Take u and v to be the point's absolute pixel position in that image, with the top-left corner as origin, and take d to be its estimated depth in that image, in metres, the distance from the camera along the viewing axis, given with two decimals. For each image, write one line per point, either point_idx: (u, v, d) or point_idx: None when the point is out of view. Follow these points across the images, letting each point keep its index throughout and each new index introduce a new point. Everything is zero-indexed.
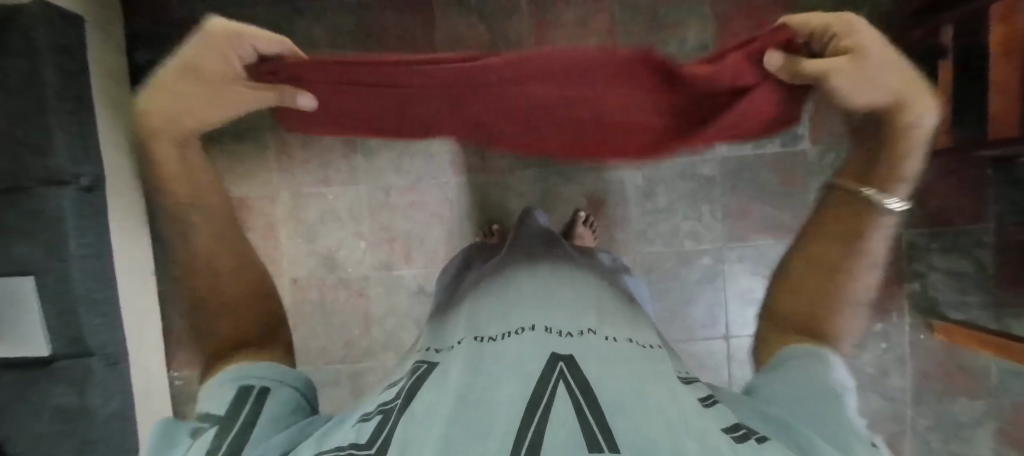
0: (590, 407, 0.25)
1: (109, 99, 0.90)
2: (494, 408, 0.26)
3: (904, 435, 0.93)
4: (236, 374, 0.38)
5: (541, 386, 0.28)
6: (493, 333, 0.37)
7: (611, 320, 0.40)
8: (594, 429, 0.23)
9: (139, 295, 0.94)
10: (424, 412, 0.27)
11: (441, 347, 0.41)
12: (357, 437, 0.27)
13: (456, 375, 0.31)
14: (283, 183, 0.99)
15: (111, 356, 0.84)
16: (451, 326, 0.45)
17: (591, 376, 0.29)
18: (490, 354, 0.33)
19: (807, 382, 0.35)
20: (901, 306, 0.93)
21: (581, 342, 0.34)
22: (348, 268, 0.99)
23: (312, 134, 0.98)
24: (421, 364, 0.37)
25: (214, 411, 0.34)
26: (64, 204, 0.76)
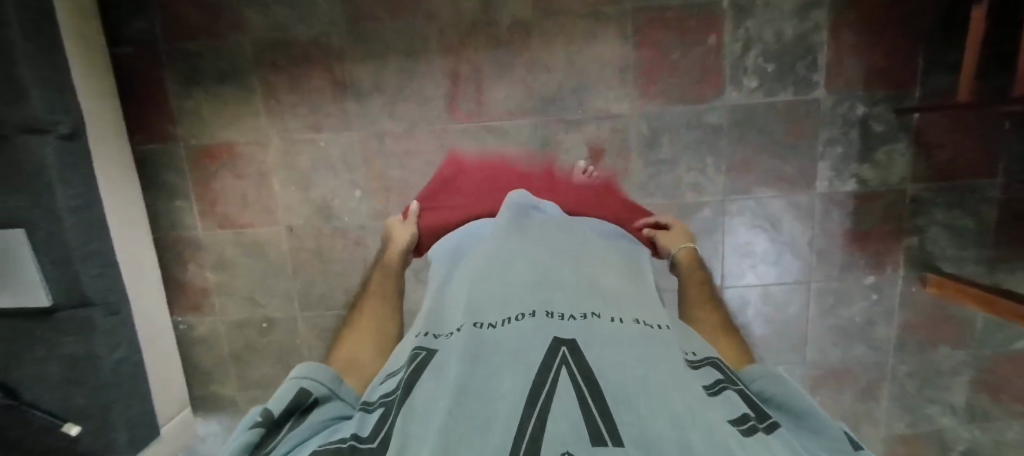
0: (593, 397, 0.25)
1: (79, 37, 0.84)
2: (495, 403, 0.25)
3: (883, 381, 0.98)
4: (304, 372, 0.36)
5: (542, 376, 0.27)
6: (491, 320, 0.33)
7: (617, 302, 0.37)
8: (597, 423, 0.23)
9: (135, 243, 0.94)
10: (422, 404, 0.26)
11: (439, 332, 0.35)
12: (359, 429, 0.28)
13: (454, 364, 0.29)
14: (272, 129, 0.95)
15: (113, 305, 0.85)
16: (449, 300, 0.40)
17: (594, 365, 0.28)
18: (489, 344, 0.31)
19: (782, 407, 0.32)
20: (897, 260, 0.94)
21: (586, 331, 0.31)
22: (344, 217, 0.97)
23: (300, 77, 0.93)
24: (419, 351, 0.33)
25: (272, 405, 0.32)
26: (47, 154, 0.74)
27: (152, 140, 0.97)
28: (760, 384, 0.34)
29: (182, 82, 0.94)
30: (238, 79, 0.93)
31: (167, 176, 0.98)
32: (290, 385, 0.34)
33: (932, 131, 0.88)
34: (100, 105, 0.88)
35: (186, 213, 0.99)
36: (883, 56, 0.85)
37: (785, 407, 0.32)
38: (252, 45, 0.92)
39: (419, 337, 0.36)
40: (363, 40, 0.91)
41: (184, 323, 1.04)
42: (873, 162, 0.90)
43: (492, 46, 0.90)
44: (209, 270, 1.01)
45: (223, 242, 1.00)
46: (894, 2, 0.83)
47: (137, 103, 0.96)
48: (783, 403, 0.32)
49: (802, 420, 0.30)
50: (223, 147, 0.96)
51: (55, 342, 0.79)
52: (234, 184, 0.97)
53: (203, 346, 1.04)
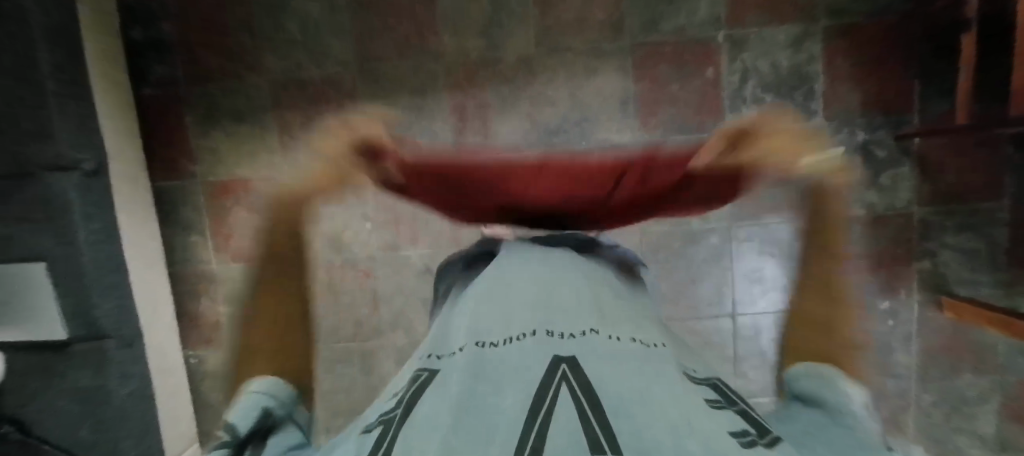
0: (591, 407, 0.25)
1: (106, 82, 0.89)
2: (496, 415, 0.25)
3: (907, 410, 0.94)
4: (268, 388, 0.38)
5: (542, 390, 0.27)
6: (492, 339, 0.34)
7: (616, 320, 0.37)
8: (596, 431, 0.22)
9: (150, 276, 0.96)
10: (423, 422, 0.27)
11: (443, 353, 0.36)
12: (359, 449, 0.28)
13: (455, 383, 0.29)
14: (287, 164, 0.98)
15: (127, 337, 0.85)
16: (453, 323, 0.41)
17: (594, 378, 0.28)
18: (490, 362, 0.31)
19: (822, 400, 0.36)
20: (910, 284, 0.92)
21: (585, 347, 0.32)
22: (354, 249, 0.99)
23: (314, 115, 0.97)
24: (422, 372, 0.34)
25: (237, 421, 0.33)
26: (71, 191, 0.77)
27: (171, 178, 1.00)
28: (808, 385, 0.38)
29: (202, 122, 0.99)
30: (254, 118, 0.98)
31: (184, 212, 1.01)
32: (252, 397, 0.36)
33: (934, 155, 0.88)
34: (123, 144, 0.92)
35: (201, 247, 1.02)
36: (879, 83, 0.87)
37: (824, 403, 0.36)
38: (269, 86, 0.97)
39: (424, 359, 0.37)
40: (374, 80, 0.95)
41: (194, 357, 1.04)
42: (878, 185, 0.90)
43: (497, 82, 0.94)
44: (221, 304, 1.03)
45: (236, 275, 1.02)
46: (886, 32, 0.85)
47: (158, 143, 1.00)
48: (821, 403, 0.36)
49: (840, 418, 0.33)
50: (239, 182, 0.99)
51: (69, 375, 0.82)
52: (248, 217, 1.00)
53: (212, 381, 1.04)
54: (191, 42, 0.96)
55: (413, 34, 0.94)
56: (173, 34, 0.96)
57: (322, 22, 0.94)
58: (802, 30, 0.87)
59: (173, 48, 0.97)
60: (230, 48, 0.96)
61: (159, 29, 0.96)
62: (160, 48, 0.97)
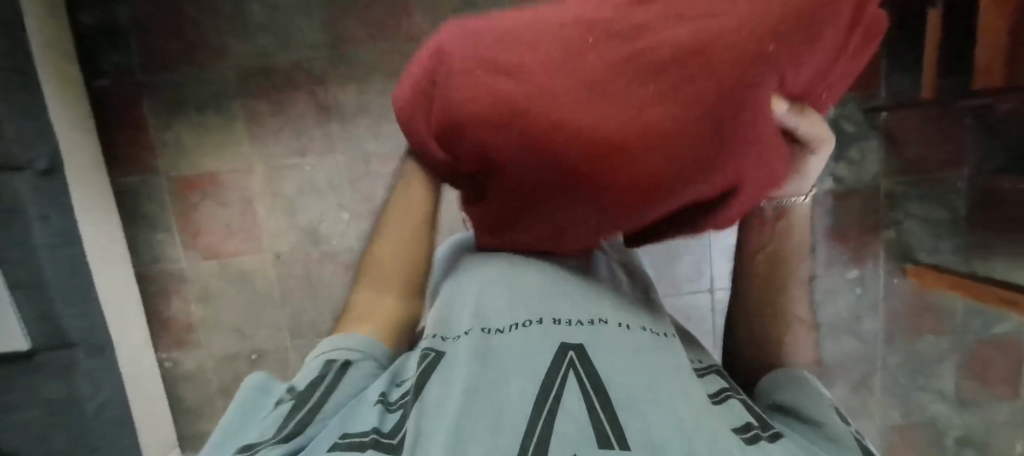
0: (599, 400, 0.29)
1: (54, 70, 0.82)
2: (505, 406, 0.28)
3: (874, 373, 1.00)
4: (331, 342, 0.40)
5: (551, 379, 0.29)
6: (499, 325, 0.33)
7: (623, 306, 0.37)
8: (605, 427, 0.27)
9: (117, 278, 0.91)
10: (437, 406, 0.29)
11: (448, 334, 0.35)
12: (380, 424, 0.31)
13: (463, 366, 0.30)
14: (256, 155, 0.94)
15: (95, 344, 0.82)
16: (453, 291, 0.39)
17: (603, 374, 0.30)
18: (497, 347, 0.31)
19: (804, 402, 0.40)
20: (877, 253, 0.97)
21: (592, 335, 0.32)
22: (333, 241, 0.96)
23: (283, 102, 0.93)
24: (428, 353, 0.34)
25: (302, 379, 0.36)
26: (23, 191, 0.72)
27: (132, 173, 0.95)
28: (788, 392, 0.42)
29: (164, 113, 0.93)
30: (219, 107, 0.93)
31: (149, 209, 0.96)
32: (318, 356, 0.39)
33: (900, 130, 0.92)
34: (77, 138, 0.86)
35: (169, 244, 0.97)
36: None
37: (798, 413, 0.40)
38: (234, 73, 0.92)
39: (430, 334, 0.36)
40: (345, 63, 0.92)
41: (169, 359, 1.00)
42: (849, 159, 0.93)
43: None
44: (194, 302, 0.99)
45: (208, 273, 0.97)
46: None
47: (117, 136, 0.94)
48: (803, 414, 0.40)
49: (818, 428, 0.38)
50: (207, 175, 0.95)
51: (35, 386, 0.77)
52: (219, 213, 0.96)
53: (188, 382, 1.01)
54: (148, 27, 0.90)
55: (385, 17, 0.91)
56: (126, 18, 0.90)
57: (289, 4, 0.90)
58: None
59: (128, 33, 0.91)
60: (190, 32, 0.90)
61: (110, 12, 0.90)
62: (112, 33, 0.91)
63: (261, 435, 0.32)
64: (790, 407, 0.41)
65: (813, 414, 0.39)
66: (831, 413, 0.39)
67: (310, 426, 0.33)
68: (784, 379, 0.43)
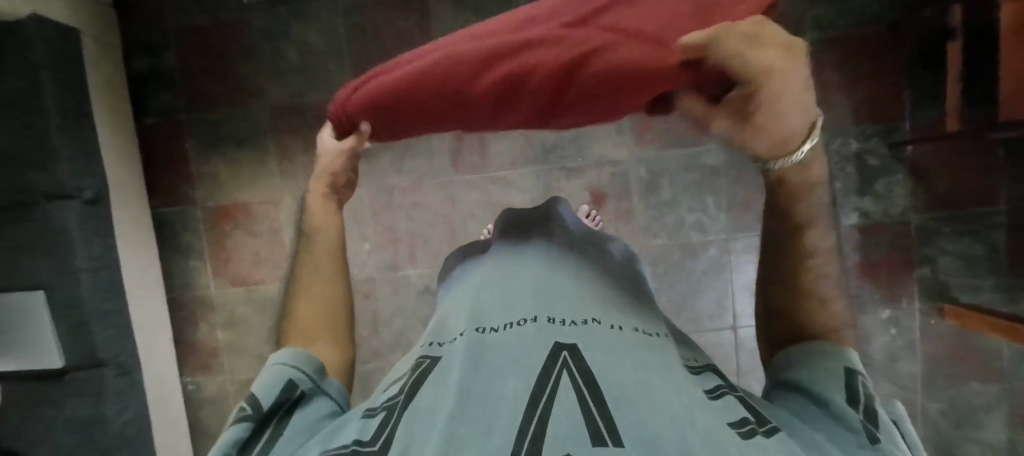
0: (593, 399, 0.26)
1: (107, 109, 0.90)
2: (496, 403, 0.27)
3: (916, 420, 0.93)
4: (288, 362, 0.38)
5: (546, 378, 0.29)
6: (493, 324, 0.36)
7: (616, 307, 0.39)
8: (599, 424, 0.24)
9: (150, 303, 0.95)
10: (428, 408, 0.29)
11: (444, 340, 0.39)
12: (361, 434, 0.30)
13: (456, 368, 0.31)
14: (285, 187, 0.99)
15: (124, 365, 0.84)
16: (451, 311, 0.44)
17: (594, 369, 0.29)
18: (491, 345, 0.33)
19: (816, 374, 0.33)
20: (911, 291, 0.92)
21: (586, 334, 0.34)
22: (353, 270, 0.99)
23: (312, 138, 0.98)
24: (423, 359, 0.38)
25: (261, 399, 0.35)
26: (71, 219, 0.78)
27: (171, 202, 1.01)
28: (802, 366, 0.35)
29: (201, 147, 1.00)
30: (253, 143, 0.99)
31: (184, 237, 1.01)
32: (274, 373, 0.37)
33: (928, 163, 0.89)
34: (123, 170, 0.93)
35: (200, 271, 1.01)
36: (868, 93, 0.88)
37: (807, 390, 0.33)
38: (268, 111, 0.98)
39: (426, 347, 0.40)
40: None
41: (193, 383, 1.02)
42: (874, 193, 0.90)
43: None
44: (219, 328, 1.02)
45: (235, 299, 1.01)
46: (871, 45, 0.87)
47: (158, 168, 1.01)
48: (808, 388, 0.33)
49: (826, 408, 0.30)
50: (240, 205, 1.00)
51: (66, 403, 0.80)
52: (248, 242, 1.00)
53: (210, 407, 1.02)
54: (190, 70, 0.98)
55: None
56: (174, 62, 0.99)
57: (321, 48, 0.97)
58: None
59: (175, 76, 0.99)
60: (230, 73, 0.98)
61: (161, 58, 0.99)
62: (161, 75, 0.99)
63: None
64: (797, 381, 0.34)
65: (817, 384, 0.32)
66: (837, 394, 0.30)
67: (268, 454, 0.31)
68: (797, 356, 0.36)
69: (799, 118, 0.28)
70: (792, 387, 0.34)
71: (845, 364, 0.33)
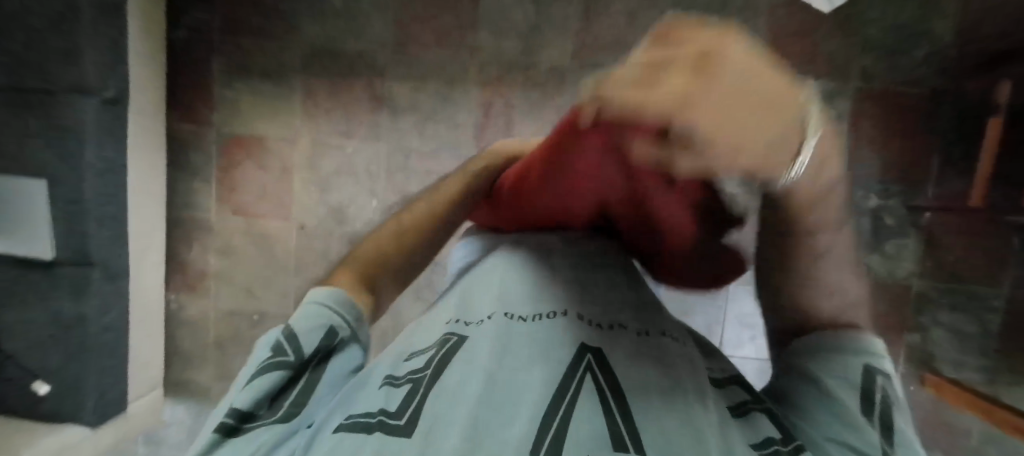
0: (616, 404, 0.29)
1: (142, 13, 0.89)
2: (519, 395, 0.29)
3: None
4: (330, 305, 0.38)
5: (570, 377, 0.30)
6: (522, 312, 0.36)
7: (643, 311, 0.40)
8: (620, 430, 0.27)
9: (148, 215, 0.94)
10: (455, 386, 0.30)
11: (470, 320, 0.39)
12: (386, 403, 0.31)
13: (487, 353, 0.32)
14: (305, 128, 0.98)
15: (112, 270, 0.83)
16: (475, 285, 0.45)
17: (618, 378, 0.31)
18: (519, 334, 0.34)
19: (845, 390, 0.34)
20: (899, 355, 0.93)
21: (611, 339, 0.35)
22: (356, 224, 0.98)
23: (341, 84, 0.97)
24: (450, 337, 0.37)
25: (304, 346, 0.35)
26: (88, 114, 0.77)
27: (188, 120, 1.00)
28: (831, 367, 0.35)
29: (229, 71, 0.99)
30: (281, 79, 0.98)
31: (195, 158, 1.00)
32: (314, 312, 0.37)
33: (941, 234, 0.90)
34: (147, 77, 0.92)
35: (203, 194, 1.01)
36: (898, 153, 0.88)
37: (834, 401, 0.34)
38: (302, 50, 0.97)
39: (450, 324, 0.40)
40: (407, 60, 0.96)
41: (176, 302, 1.02)
42: (883, 252, 0.91)
43: (528, 85, 0.94)
44: (212, 253, 1.01)
45: (233, 228, 1.00)
46: (911, 106, 0.87)
47: (182, 83, 0.99)
48: (838, 404, 0.34)
49: (853, 432, 0.32)
50: (257, 137, 0.99)
51: (48, 296, 0.80)
52: (257, 175, 0.99)
53: (188, 329, 1.02)
54: None
55: (454, 25, 0.95)
56: None
57: None
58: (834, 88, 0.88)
59: None
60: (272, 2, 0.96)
61: None
62: None
63: (260, 403, 0.32)
64: (824, 387, 0.35)
65: (845, 403, 0.33)
66: (865, 423, 0.32)
67: (309, 405, 0.34)
68: (823, 347, 0.35)
69: (758, 156, 0.13)
70: (815, 384, 0.35)
71: (868, 363, 0.34)
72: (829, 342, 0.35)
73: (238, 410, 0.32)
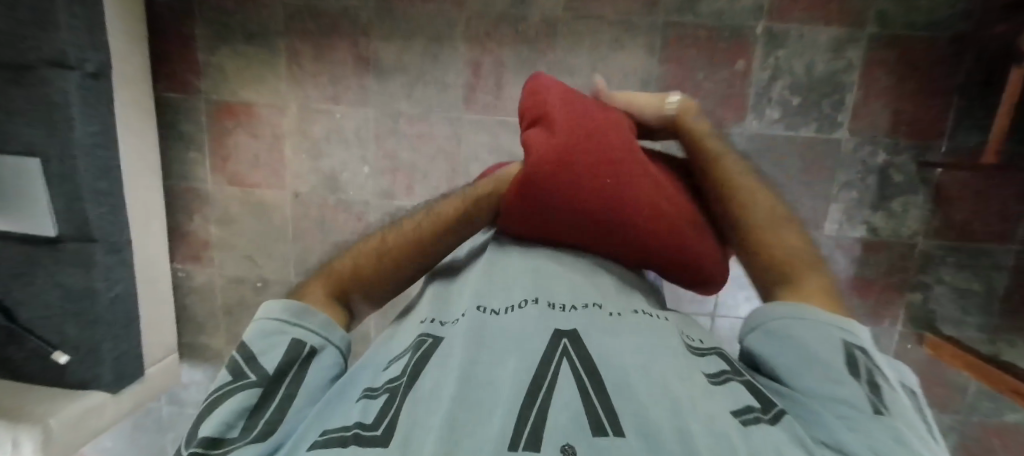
0: (592, 385, 0.29)
1: None
2: (497, 385, 0.29)
3: None
4: (290, 316, 0.39)
5: (545, 363, 0.31)
6: (495, 305, 0.40)
7: (612, 298, 0.43)
8: (598, 411, 0.27)
9: (147, 187, 0.96)
10: (429, 392, 0.29)
11: (445, 320, 0.40)
12: (363, 417, 0.29)
13: (458, 349, 0.33)
14: (292, 95, 0.96)
15: (115, 243, 0.86)
16: (456, 293, 0.46)
17: (591, 356, 0.33)
18: (490, 331, 0.36)
19: (815, 342, 0.34)
20: (896, 313, 0.92)
21: (584, 316, 0.38)
22: (349, 192, 0.98)
23: (325, 47, 0.94)
24: (425, 338, 0.37)
25: (263, 359, 0.36)
26: (70, 89, 0.76)
27: (176, 89, 0.99)
28: (799, 330, 0.35)
29: (212, 36, 0.96)
30: (264, 42, 0.95)
31: (186, 127, 1.00)
32: (272, 327, 0.38)
33: (953, 189, 0.85)
34: (130, 47, 0.90)
35: (198, 164, 1.01)
36: (909, 107, 0.83)
37: (804, 353, 0.34)
38: (283, 10, 0.93)
39: (425, 324, 0.41)
40: (392, 18, 0.92)
41: (183, 270, 1.05)
42: (888, 210, 0.87)
43: (518, 41, 0.90)
44: (212, 222, 1.03)
45: (230, 197, 1.01)
46: (930, 56, 0.81)
47: (166, 51, 0.97)
48: (810, 353, 0.34)
49: (830, 380, 0.32)
50: (245, 104, 0.98)
51: (56, 270, 0.83)
52: (248, 144, 0.99)
53: (196, 296, 1.06)
54: None
55: None
56: None
57: None
58: (846, 36, 0.82)
59: None
60: None
61: None
62: None
63: (231, 426, 0.31)
64: (789, 338, 0.36)
65: (818, 351, 0.34)
66: (851, 385, 0.31)
67: (287, 419, 0.33)
68: (783, 316, 0.37)
69: None
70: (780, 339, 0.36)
71: (847, 339, 0.34)
72: (799, 313, 0.36)
73: (205, 438, 0.30)
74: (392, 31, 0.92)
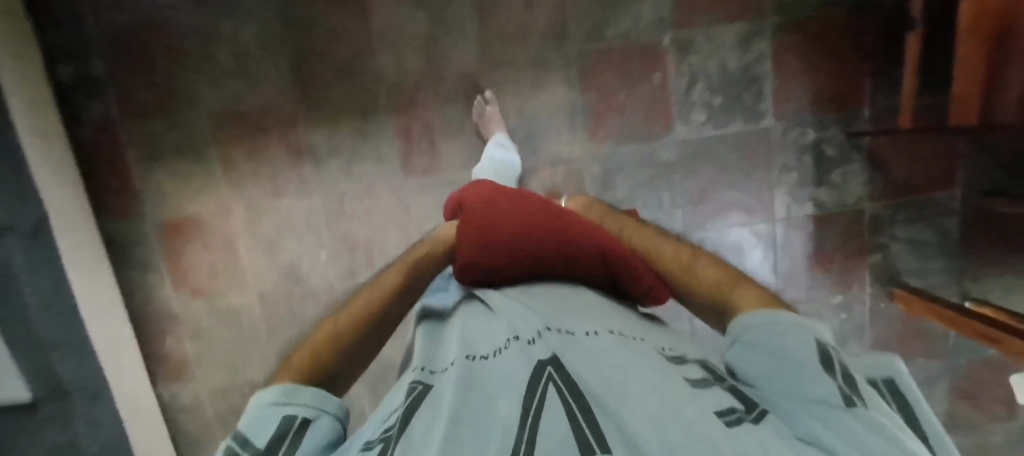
0: (580, 406, 0.25)
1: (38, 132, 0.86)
2: (488, 422, 0.26)
3: None
4: (278, 396, 0.32)
5: (533, 390, 0.28)
6: (482, 352, 0.36)
7: (594, 314, 0.39)
8: (587, 432, 0.23)
9: (112, 322, 0.96)
10: (417, 439, 0.26)
11: (436, 370, 0.38)
12: None
13: (447, 395, 0.30)
14: (235, 199, 0.97)
15: (91, 389, 0.88)
16: (443, 346, 0.43)
17: (578, 376, 0.28)
18: (481, 374, 0.33)
19: (782, 333, 0.30)
20: (863, 278, 0.93)
21: (565, 338, 0.33)
22: (312, 279, 0.99)
23: (256, 146, 0.95)
24: (416, 386, 0.36)
25: (254, 439, 0.29)
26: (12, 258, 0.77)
27: (120, 218, 0.99)
28: (760, 333, 0.31)
29: (142, 159, 0.96)
30: (196, 153, 0.95)
31: (139, 252, 1.00)
32: (259, 411, 0.31)
33: (886, 150, 0.87)
34: (64, 192, 0.90)
35: (159, 286, 1.01)
36: (826, 82, 0.85)
37: (769, 350, 0.30)
38: (209, 119, 0.94)
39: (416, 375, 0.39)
40: (314, 105, 0.92)
41: (168, 391, 1.05)
42: (829, 184, 0.89)
43: (440, 101, 0.91)
44: (185, 338, 1.03)
45: (197, 311, 1.02)
46: (832, 31, 0.83)
47: (100, 184, 0.97)
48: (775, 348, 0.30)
49: (799, 372, 0.28)
50: (190, 217, 0.98)
51: None
52: (203, 255, 0.99)
53: (187, 412, 1.06)
54: (124, 77, 0.93)
55: (349, 56, 0.90)
56: (102, 69, 0.92)
57: (254, 48, 0.90)
58: (751, 29, 0.84)
59: (104, 84, 0.93)
60: (162, 78, 0.92)
61: (88, 65, 0.92)
62: (89, 84, 0.93)
63: None
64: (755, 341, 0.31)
65: (788, 347, 0.29)
66: (826, 377, 0.27)
67: None
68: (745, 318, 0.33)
69: None
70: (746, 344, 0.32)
71: (814, 338, 0.29)
72: (769, 316, 0.31)
73: None
74: (316, 117, 0.93)
